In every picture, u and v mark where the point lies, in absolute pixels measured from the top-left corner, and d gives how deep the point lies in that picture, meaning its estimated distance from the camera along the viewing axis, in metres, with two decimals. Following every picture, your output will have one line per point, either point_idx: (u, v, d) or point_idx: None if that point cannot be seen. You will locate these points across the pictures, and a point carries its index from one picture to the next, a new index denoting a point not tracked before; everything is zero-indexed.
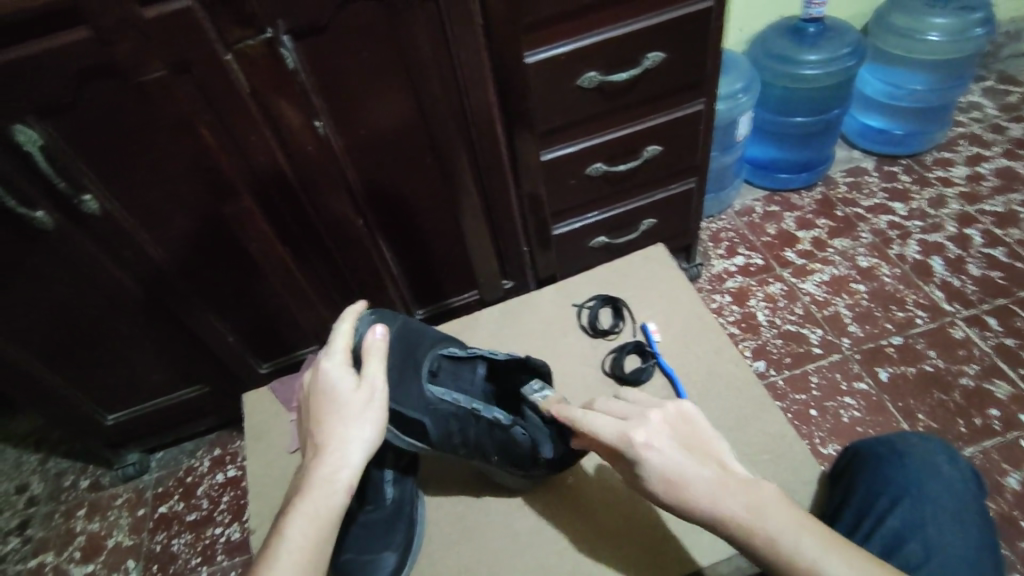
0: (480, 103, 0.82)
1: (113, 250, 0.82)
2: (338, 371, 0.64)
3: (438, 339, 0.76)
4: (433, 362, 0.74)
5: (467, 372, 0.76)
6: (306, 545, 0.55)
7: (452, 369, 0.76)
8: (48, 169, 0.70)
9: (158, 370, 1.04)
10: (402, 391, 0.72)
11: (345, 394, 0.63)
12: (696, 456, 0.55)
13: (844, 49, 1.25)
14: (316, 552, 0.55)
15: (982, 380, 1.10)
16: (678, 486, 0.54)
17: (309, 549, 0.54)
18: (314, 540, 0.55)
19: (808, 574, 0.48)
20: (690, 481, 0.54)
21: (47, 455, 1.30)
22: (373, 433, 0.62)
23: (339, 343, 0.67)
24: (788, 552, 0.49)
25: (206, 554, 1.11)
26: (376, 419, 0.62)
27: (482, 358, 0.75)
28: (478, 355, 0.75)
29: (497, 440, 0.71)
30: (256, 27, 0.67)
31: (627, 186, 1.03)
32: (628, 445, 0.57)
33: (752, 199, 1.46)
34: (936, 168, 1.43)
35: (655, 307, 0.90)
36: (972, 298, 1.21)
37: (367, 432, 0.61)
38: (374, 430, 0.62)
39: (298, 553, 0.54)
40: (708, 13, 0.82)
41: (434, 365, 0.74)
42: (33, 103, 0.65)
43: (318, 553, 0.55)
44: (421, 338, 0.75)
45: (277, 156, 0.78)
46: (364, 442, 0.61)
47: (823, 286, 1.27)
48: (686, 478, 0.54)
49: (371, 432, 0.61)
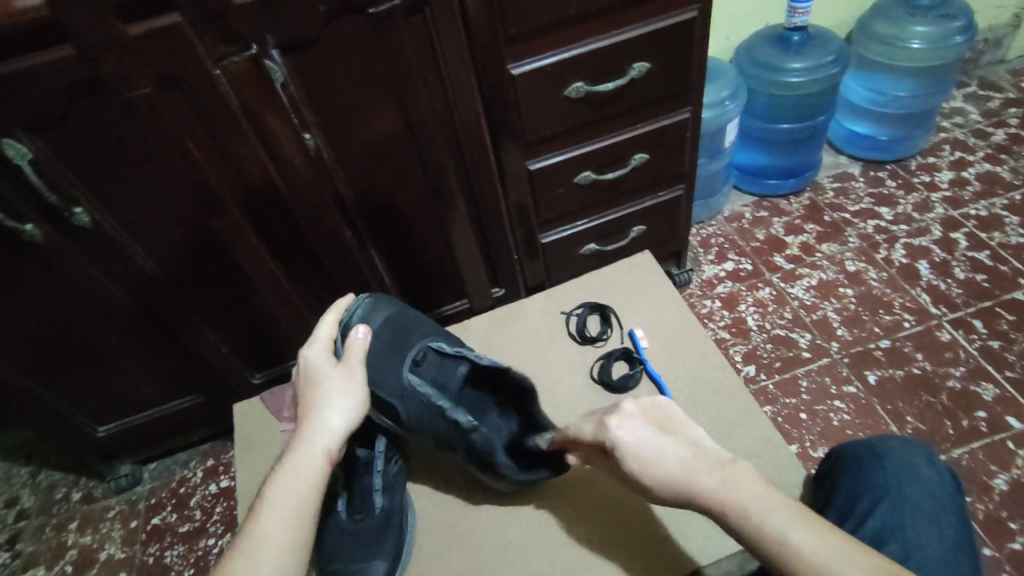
0: (468, 114, 0.83)
1: (103, 262, 0.83)
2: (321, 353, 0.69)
3: (428, 331, 0.79)
4: (421, 350, 0.76)
5: (450, 370, 0.76)
6: (288, 510, 0.56)
7: (438, 361, 0.77)
8: (37, 182, 0.71)
9: (150, 381, 1.04)
10: (385, 368, 0.75)
11: (326, 371, 0.67)
12: (670, 436, 0.57)
13: (828, 57, 1.27)
14: (297, 518, 0.56)
15: (968, 382, 1.12)
16: (647, 464, 0.57)
17: (293, 507, 0.57)
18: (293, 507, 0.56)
19: (778, 548, 0.49)
20: (659, 462, 0.56)
21: (39, 467, 1.29)
22: (353, 403, 0.65)
23: (323, 333, 0.72)
24: (760, 525, 0.50)
25: (199, 565, 1.11)
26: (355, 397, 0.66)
27: (467, 359, 0.76)
28: (463, 356, 0.75)
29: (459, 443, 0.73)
30: (244, 42, 0.68)
31: (615, 195, 1.04)
32: (604, 430, 0.60)
33: (741, 205, 1.47)
34: (921, 173, 1.45)
35: (643, 314, 0.91)
36: (957, 300, 1.22)
37: (346, 402, 0.65)
38: (354, 401, 0.65)
39: (283, 511, 0.56)
40: (691, 24, 0.84)
41: (421, 353, 0.76)
42: (23, 117, 0.66)
43: (303, 512, 0.57)
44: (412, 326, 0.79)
45: (266, 167, 0.79)
46: (342, 419, 0.64)
47: (811, 290, 1.29)
48: (655, 459, 0.56)
49: (350, 402, 0.65)
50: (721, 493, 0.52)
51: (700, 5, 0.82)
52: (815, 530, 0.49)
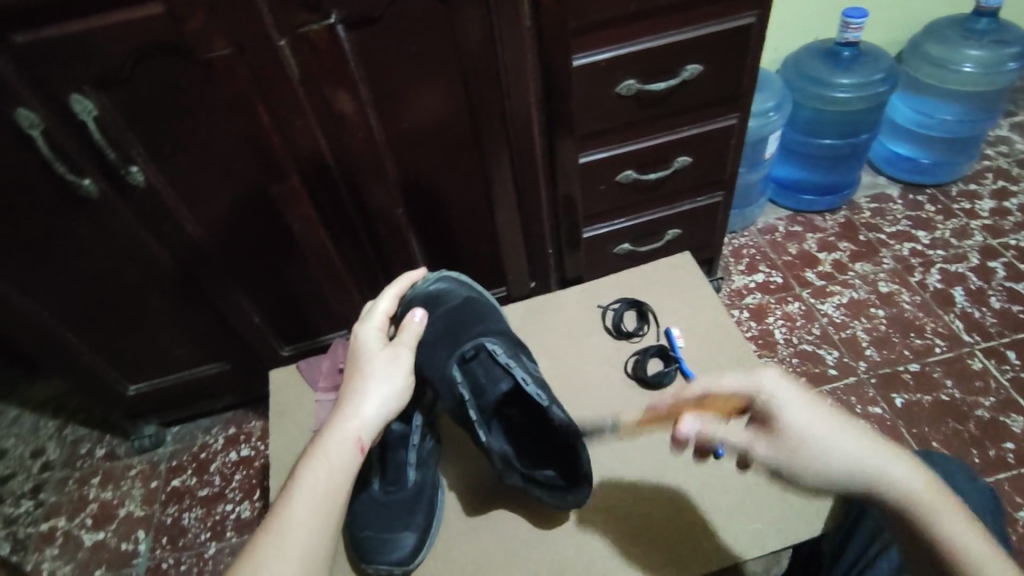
0: (519, 103, 0.83)
1: (152, 224, 0.84)
2: (369, 332, 0.68)
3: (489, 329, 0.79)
4: (472, 349, 0.75)
5: (493, 379, 0.73)
6: (325, 482, 0.55)
7: (487, 364, 0.74)
8: (99, 139, 0.73)
9: (183, 344, 1.05)
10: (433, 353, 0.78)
11: (371, 351, 0.66)
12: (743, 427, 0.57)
13: (878, 75, 1.27)
14: (334, 491, 0.56)
15: (997, 413, 1.10)
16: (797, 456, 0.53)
17: (323, 484, 0.55)
18: (330, 479, 0.55)
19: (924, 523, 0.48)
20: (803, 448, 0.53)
21: (66, 422, 1.32)
22: (394, 387, 0.63)
23: (376, 311, 0.71)
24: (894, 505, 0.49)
25: (215, 530, 1.12)
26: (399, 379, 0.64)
27: (514, 377, 0.73)
28: (513, 372, 0.72)
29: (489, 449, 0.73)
30: (322, 12, 0.69)
31: (654, 196, 1.04)
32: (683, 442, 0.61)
33: (775, 217, 1.46)
34: (962, 200, 1.43)
35: (678, 314, 0.91)
36: (991, 330, 1.21)
37: (388, 386, 0.63)
38: (395, 386, 0.63)
39: (314, 487, 0.55)
40: (748, 30, 0.84)
41: (473, 351, 0.75)
42: (94, 74, 0.68)
43: (332, 491, 0.55)
44: (477, 322, 0.79)
45: (319, 140, 0.81)
46: (382, 400, 0.63)
47: (841, 308, 1.28)
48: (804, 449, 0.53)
49: (391, 386, 0.63)
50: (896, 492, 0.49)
51: (759, 11, 0.82)
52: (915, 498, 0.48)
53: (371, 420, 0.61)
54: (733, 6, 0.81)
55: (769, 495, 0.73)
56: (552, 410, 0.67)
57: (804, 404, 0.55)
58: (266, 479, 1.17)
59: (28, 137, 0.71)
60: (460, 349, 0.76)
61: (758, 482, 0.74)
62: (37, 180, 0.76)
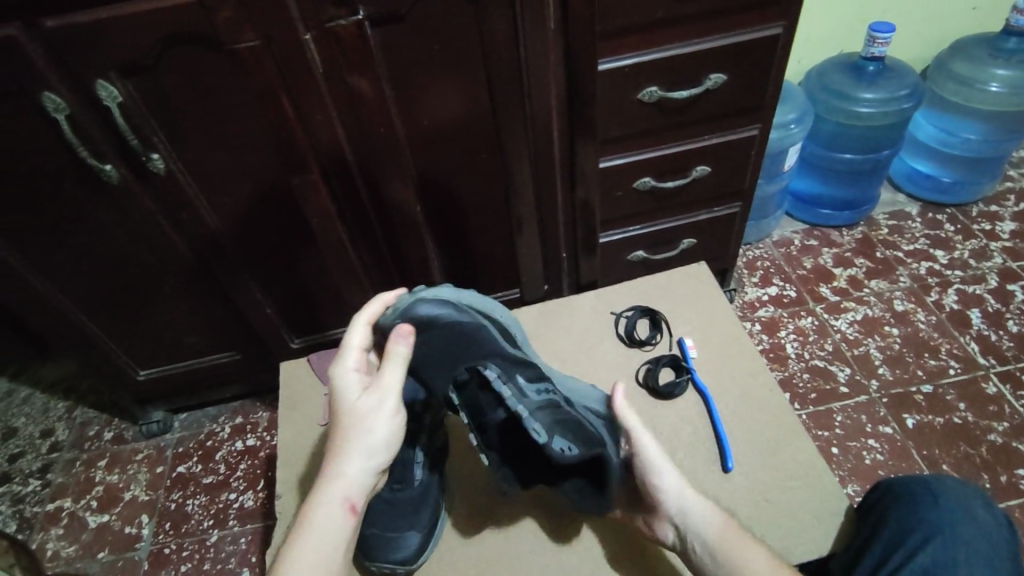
0: (540, 105, 0.83)
1: (170, 211, 0.85)
2: (348, 378, 0.67)
3: (490, 351, 0.69)
4: (467, 373, 0.68)
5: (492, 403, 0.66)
6: (319, 547, 0.57)
7: (483, 389, 0.67)
8: (122, 125, 0.73)
9: (193, 332, 1.06)
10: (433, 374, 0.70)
11: (353, 401, 0.65)
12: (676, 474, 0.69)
13: (902, 91, 1.25)
14: (331, 555, 0.58)
15: (1011, 438, 1.08)
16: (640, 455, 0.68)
17: (320, 548, 0.57)
18: (325, 545, 0.57)
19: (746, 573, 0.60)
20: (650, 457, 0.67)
21: (75, 403, 1.33)
22: (382, 440, 0.64)
23: (353, 349, 0.69)
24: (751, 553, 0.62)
25: (218, 518, 1.13)
26: (388, 428, 0.64)
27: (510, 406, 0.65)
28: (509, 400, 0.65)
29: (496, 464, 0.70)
30: (351, 8, 0.69)
31: (672, 204, 1.03)
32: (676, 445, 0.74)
33: (791, 231, 1.45)
34: (982, 221, 1.41)
35: (692, 323, 0.90)
36: (1007, 354, 1.19)
37: (376, 439, 0.63)
38: (383, 438, 0.64)
39: (311, 551, 0.57)
40: (774, 41, 0.83)
41: (468, 375, 0.68)
42: (120, 60, 0.68)
43: (329, 554, 0.58)
44: (476, 342, 0.70)
45: (339, 135, 0.81)
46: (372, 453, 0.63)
47: (855, 325, 1.26)
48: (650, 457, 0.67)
49: (379, 440, 0.63)
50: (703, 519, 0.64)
51: (786, 22, 0.82)
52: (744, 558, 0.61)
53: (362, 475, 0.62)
54: (759, 16, 0.80)
55: (781, 513, 0.72)
56: (546, 449, 0.61)
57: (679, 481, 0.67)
58: (270, 470, 1.18)
59: (53, 120, 0.72)
60: (455, 369, 0.69)
61: (767, 497, 0.73)
62: (60, 163, 0.77)
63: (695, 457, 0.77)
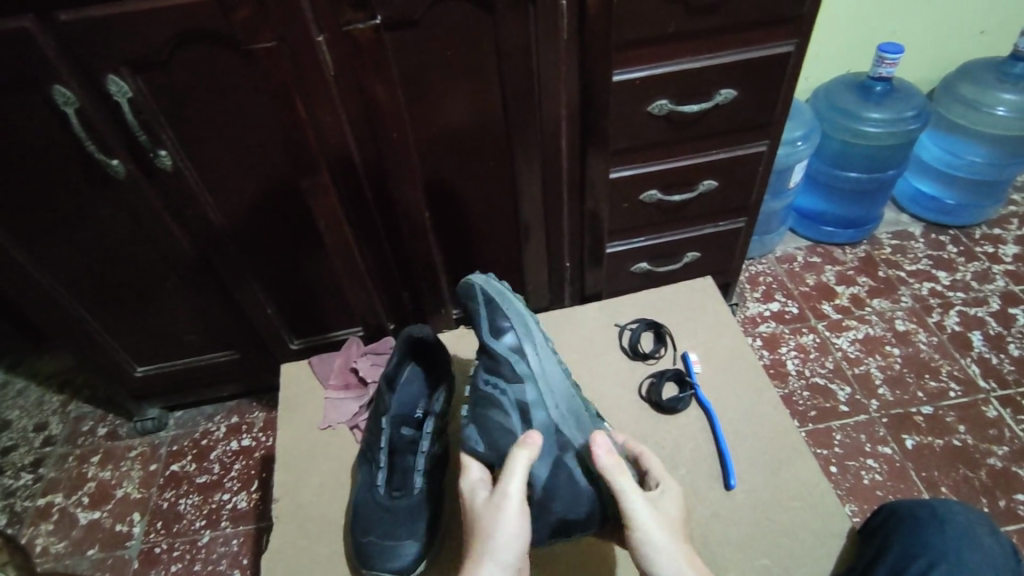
0: (550, 113, 0.83)
1: (175, 208, 0.84)
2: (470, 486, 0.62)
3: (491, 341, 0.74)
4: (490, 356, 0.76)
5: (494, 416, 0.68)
6: None
7: None
8: (131, 121, 0.73)
9: (193, 330, 1.05)
10: None
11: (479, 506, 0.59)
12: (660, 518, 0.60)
13: (909, 112, 1.25)
14: None
15: (1010, 462, 1.08)
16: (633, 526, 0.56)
17: None
18: None
19: None
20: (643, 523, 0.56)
21: (70, 397, 1.32)
22: (517, 530, 0.56)
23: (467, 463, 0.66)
24: None
25: (210, 518, 1.12)
26: (516, 527, 0.56)
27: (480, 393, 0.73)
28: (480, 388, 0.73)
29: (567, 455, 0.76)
30: (369, 11, 0.69)
31: (678, 217, 1.03)
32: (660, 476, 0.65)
33: (795, 247, 1.46)
34: (985, 244, 1.41)
35: (697, 338, 0.90)
36: (1008, 378, 1.19)
37: (513, 531, 0.56)
38: (518, 528, 0.56)
39: None
40: (785, 58, 0.83)
41: None
42: (132, 55, 0.68)
43: None
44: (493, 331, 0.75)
45: (347, 137, 0.81)
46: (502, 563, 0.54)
47: (856, 343, 1.26)
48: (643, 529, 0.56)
49: (515, 530, 0.56)
50: None
51: (798, 40, 0.82)
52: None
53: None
54: (772, 33, 0.81)
55: (780, 531, 0.71)
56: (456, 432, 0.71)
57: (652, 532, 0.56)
58: (265, 471, 1.17)
59: (62, 113, 0.72)
60: None
61: (769, 517, 0.72)
62: (67, 156, 0.76)
63: (697, 473, 0.77)
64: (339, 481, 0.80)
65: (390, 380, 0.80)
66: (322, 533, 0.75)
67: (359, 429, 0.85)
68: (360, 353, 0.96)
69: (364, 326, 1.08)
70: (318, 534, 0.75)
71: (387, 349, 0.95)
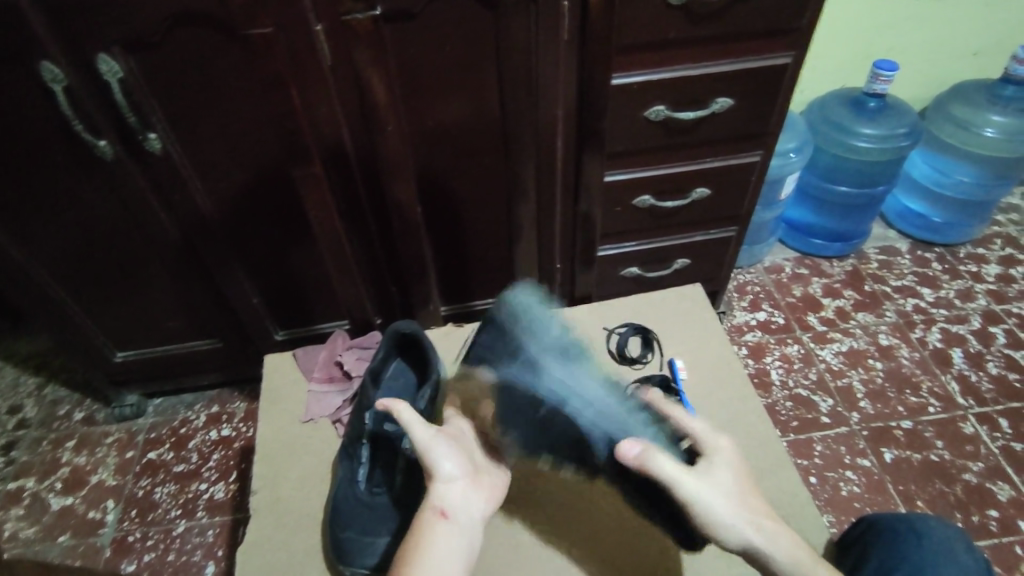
0: (547, 114, 0.83)
1: (163, 192, 0.83)
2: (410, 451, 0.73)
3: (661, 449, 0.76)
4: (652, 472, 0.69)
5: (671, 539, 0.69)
6: (431, 540, 0.58)
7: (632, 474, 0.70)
8: (121, 101, 0.72)
9: (175, 317, 1.03)
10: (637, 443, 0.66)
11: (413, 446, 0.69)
12: (727, 471, 0.63)
13: (901, 129, 1.27)
14: (448, 555, 0.58)
15: (985, 479, 1.09)
16: (678, 490, 0.60)
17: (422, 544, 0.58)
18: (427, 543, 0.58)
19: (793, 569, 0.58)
20: (689, 491, 0.60)
21: (48, 380, 1.30)
22: (448, 447, 0.67)
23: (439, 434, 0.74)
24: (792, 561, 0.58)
25: (186, 508, 1.10)
26: (450, 455, 0.66)
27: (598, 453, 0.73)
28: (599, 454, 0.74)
29: (596, 403, 0.65)
30: (369, 1, 0.69)
31: (669, 223, 1.03)
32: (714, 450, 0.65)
33: (783, 258, 1.47)
34: (969, 262, 1.43)
35: (684, 345, 0.90)
36: (986, 396, 1.20)
37: (445, 453, 0.66)
38: (449, 446, 0.67)
39: (420, 545, 0.58)
40: (782, 70, 0.84)
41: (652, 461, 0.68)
42: (124, 35, 0.67)
43: (439, 549, 0.58)
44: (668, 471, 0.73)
45: (342, 128, 0.80)
46: (452, 477, 0.64)
47: (840, 355, 1.27)
48: (698, 504, 0.60)
49: (446, 447, 0.66)
50: (738, 528, 0.59)
51: (795, 53, 0.82)
52: (818, 563, 0.58)
53: (452, 492, 0.63)
54: (771, 44, 0.81)
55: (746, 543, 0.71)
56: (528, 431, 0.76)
57: (721, 497, 0.60)
58: (243, 462, 1.15)
59: (49, 90, 0.70)
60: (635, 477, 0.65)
61: None
62: (53, 134, 0.75)
63: None
64: (319, 475, 0.79)
65: (375, 376, 0.80)
66: (299, 526, 0.75)
67: (342, 423, 0.84)
68: (345, 347, 0.95)
69: (351, 319, 1.07)
70: (296, 528, 0.74)
71: (373, 343, 0.94)
